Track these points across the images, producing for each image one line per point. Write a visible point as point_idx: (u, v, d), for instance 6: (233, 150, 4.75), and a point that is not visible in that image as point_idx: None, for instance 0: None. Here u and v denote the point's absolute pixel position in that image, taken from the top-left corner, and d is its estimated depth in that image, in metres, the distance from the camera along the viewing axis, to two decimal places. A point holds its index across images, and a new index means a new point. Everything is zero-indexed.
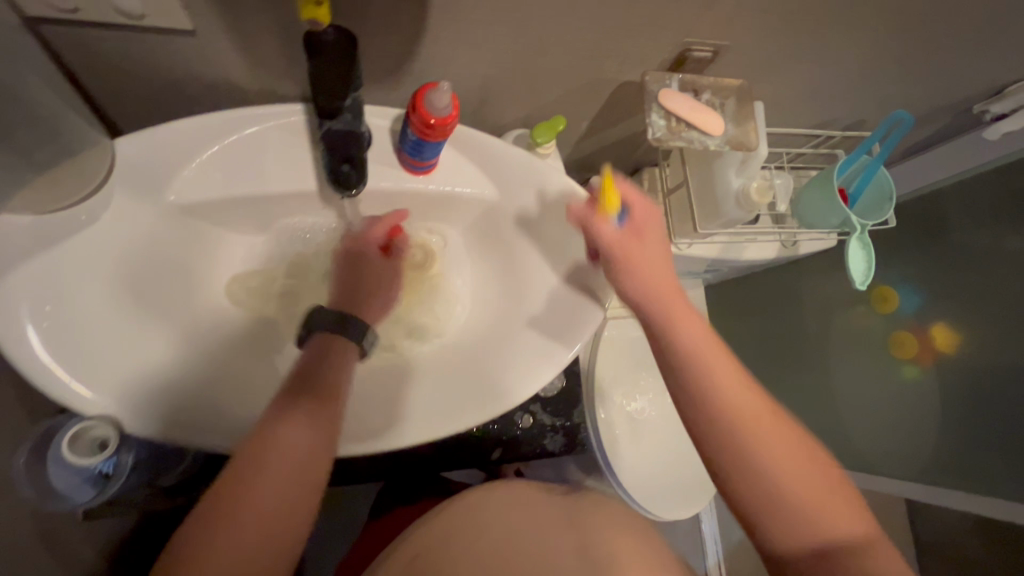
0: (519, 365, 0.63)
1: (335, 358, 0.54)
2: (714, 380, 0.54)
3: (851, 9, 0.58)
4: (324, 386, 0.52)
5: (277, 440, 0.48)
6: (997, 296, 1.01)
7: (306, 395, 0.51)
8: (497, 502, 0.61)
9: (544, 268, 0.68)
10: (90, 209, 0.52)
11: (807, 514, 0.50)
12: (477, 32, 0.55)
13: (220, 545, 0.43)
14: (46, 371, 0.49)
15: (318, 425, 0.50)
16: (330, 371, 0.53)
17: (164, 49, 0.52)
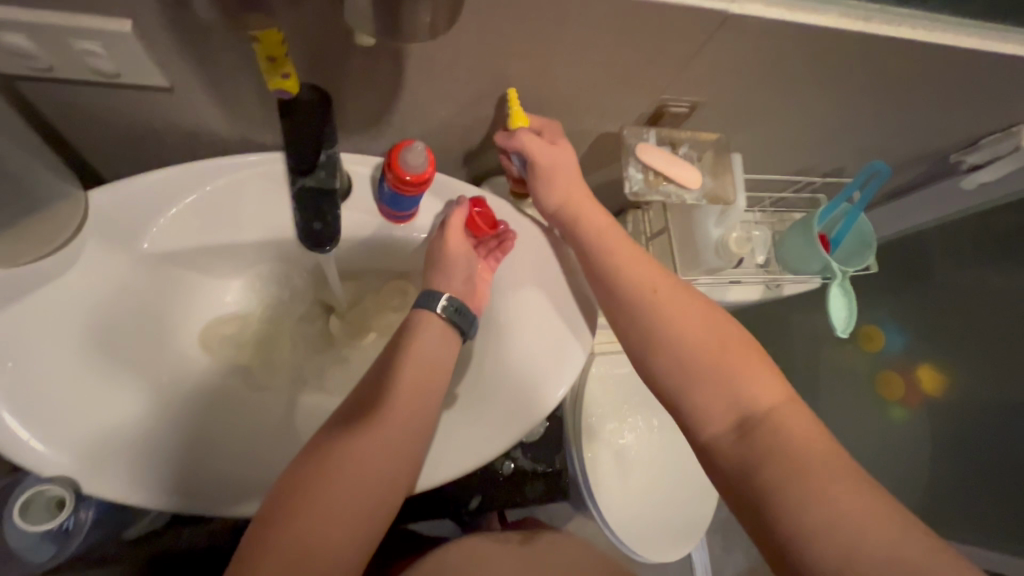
0: (517, 405, 0.58)
1: (438, 343, 0.57)
2: (711, 390, 0.54)
3: (824, 70, 0.59)
4: (428, 376, 0.55)
5: (347, 448, 0.50)
6: (983, 340, 1.01)
7: (410, 379, 0.54)
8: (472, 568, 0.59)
9: (524, 306, 0.62)
10: (63, 259, 0.52)
11: (840, 509, 0.44)
12: (455, 87, 0.56)
13: (288, 534, 0.45)
14: (7, 430, 0.48)
15: (415, 415, 0.53)
16: (431, 359, 0.56)
17: (141, 103, 0.52)
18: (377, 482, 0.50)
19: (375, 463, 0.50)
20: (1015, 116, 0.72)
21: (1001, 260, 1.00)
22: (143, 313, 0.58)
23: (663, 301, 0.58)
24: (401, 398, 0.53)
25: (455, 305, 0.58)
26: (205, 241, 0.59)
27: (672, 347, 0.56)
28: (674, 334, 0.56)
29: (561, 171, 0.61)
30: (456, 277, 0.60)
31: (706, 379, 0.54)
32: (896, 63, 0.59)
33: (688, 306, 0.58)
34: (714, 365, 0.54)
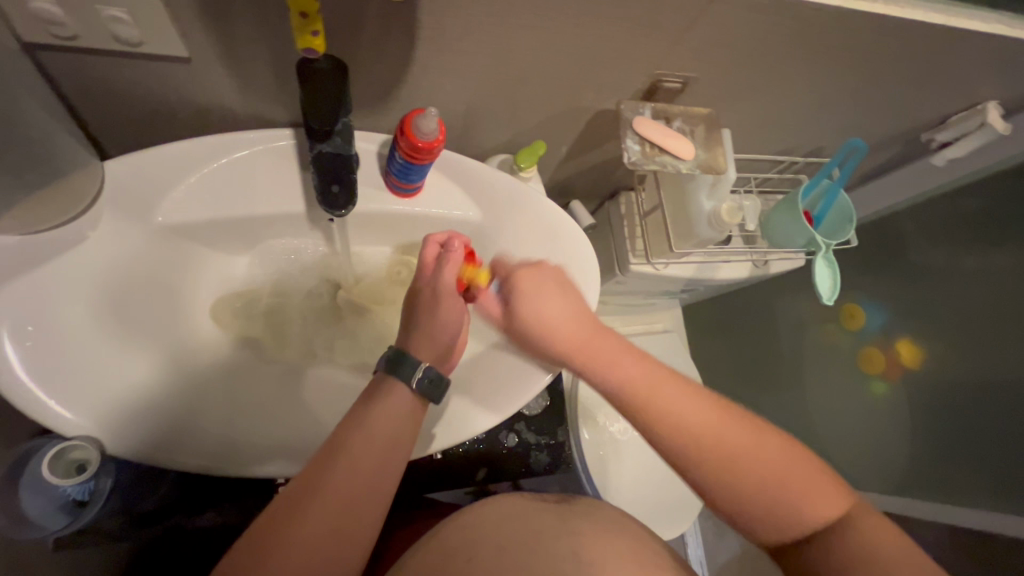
0: (504, 384, 0.64)
1: (412, 412, 0.53)
2: (739, 453, 0.49)
3: (806, 47, 0.63)
4: (399, 425, 0.51)
5: (360, 434, 0.49)
6: (957, 313, 1.07)
7: (380, 434, 0.50)
8: (495, 514, 0.57)
9: None
10: (77, 228, 0.53)
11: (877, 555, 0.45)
12: (462, 62, 0.59)
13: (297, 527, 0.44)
14: (25, 390, 0.49)
15: (387, 464, 0.49)
16: (399, 414, 0.52)
17: (158, 75, 0.54)
18: (385, 469, 0.49)
19: (382, 450, 0.49)
20: (980, 95, 0.77)
21: (971, 237, 1.06)
22: (153, 283, 0.60)
23: (645, 389, 0.52)
24: (372, 445, 0.49)
25: (429, 372, 0.54)
26: (216, 215, 0.60)
27: (666, 438, 0.50)
28: (669, 425, 0.50)
29: (529, 296, 0.58)
30: (442, 337, 0.58)
31: (721, 472, 0.49)
32: (872, 40, 0.63)
33: (672, 390, 0.52)
34: (714, 447, 0.49)
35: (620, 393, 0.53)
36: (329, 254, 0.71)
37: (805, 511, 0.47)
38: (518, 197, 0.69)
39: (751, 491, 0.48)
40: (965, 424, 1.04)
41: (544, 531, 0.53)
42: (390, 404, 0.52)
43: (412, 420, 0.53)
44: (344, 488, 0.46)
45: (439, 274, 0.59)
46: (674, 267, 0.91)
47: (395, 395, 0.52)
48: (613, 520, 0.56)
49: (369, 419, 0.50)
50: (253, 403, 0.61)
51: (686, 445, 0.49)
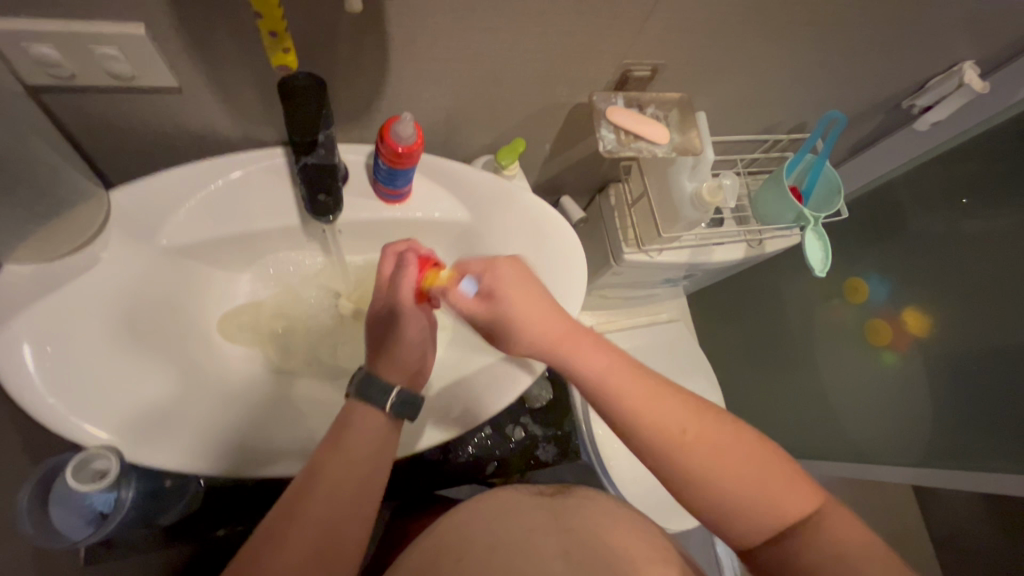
0: (497, 381, 0.65)
1: (387, 429, 0.56)
2: (712, 445, 0.51)
3: (769, 24, 0.65)
4: (374, 446, 0.54)
5: (336, 457, 0.52)
6: (961, 278, 1.06)
7: (355, 456, 0.53)
8: (498, 506, 0.58)
9: None
10: (90, 253, 0.57)
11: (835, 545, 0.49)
12: (436, 70, 0.61)
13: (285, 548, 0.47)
14: (53, 411, 0.52)
15: (364, 485, 0.53)
16: (374, 435, 0.55)
17: (152, 106, 0.58)
18: (360, 486, 0.52)
19: (357, 470, 0.52)
20: (955, 58, 0.78)
21: (969, 200, 1.05)
22: (164, 302, 0.63)
23: (620, 380, 0.53)
24: (350, 464, 0.52)
25: (401, 396, 0.56)
26: (215, 233, 0.63)
27: (642, 433, 0.52)
28: (644, 417, 0.52)
29: (513, 292, 0.53)
30: (411, 355, 0.60)
31: (694, 466, 0.51)
32: (834, 12, 0.64)
33: (646, 385, 0.53)
34: (691, 441, 0.51)
35: (596, 385, 0.54)
36: (326, 264, 0.74)
37: (774, 504, 0.50)
38: (502, 193, 0.72)
39: (725, 483, 0.50)
40: (982, 393, 1.03)
41: (541, 529, 0.54)
42: (368, 420, 0.55)
43: (387, 441, 0.56)
44: (326, 512, 0.49)
45: (395, 289, 0.58)
46: (668, 253, 0.91)
47: (371, 420, 0.55)
48: (611, 510, 0.58)
49: (346, 441, 0.53)
50: (260, 410, 0.64)
51: (660, 437, 0.51)
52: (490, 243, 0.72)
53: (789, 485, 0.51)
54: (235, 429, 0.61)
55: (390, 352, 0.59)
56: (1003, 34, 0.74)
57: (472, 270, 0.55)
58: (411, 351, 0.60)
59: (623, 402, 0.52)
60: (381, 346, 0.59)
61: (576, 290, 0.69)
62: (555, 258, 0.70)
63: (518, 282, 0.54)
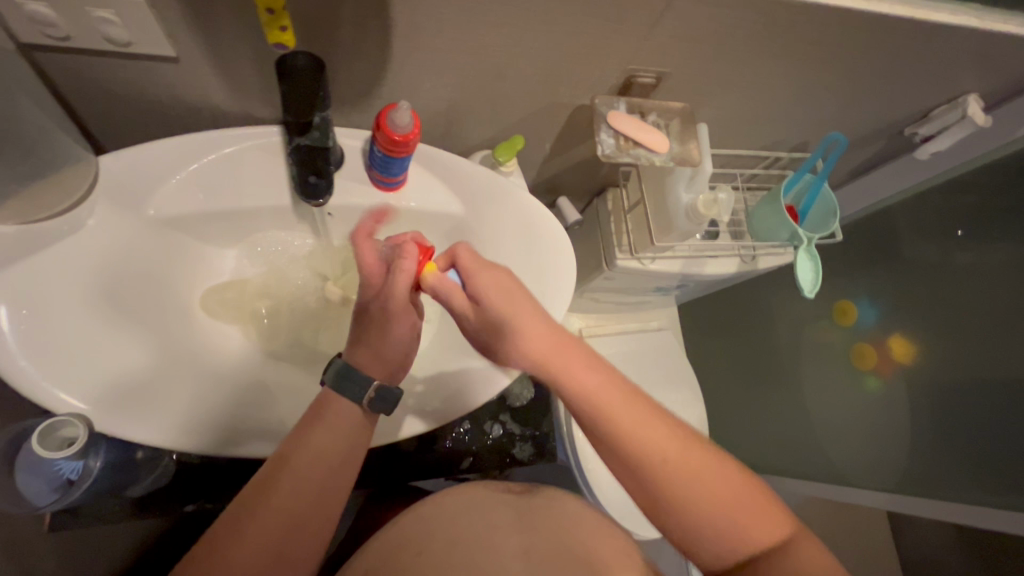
0: (476, 376, 0.65)
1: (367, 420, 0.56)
2: (692, 469, 0.52)
3: (776, 41, 0.64)
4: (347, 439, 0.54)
5: (301, 452, 0.51)
6: (951, 308, 1.06)
7: (323, 451, 0.52)
8: (465, 502, 0.57)
9: None
10: (75, 219, 0.56)
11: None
12: (438, 60, 0.61)
13: (247, 541, 0.47)
14: (24, 374, 0.52)
15: (333, 477, 0.53)
16: (344, 430, 0.54)
17: (148, 74, 0.57)
18: (326, 481, 0.52)
19: (322, 467, 0.52)
20: (959, 89, 0.78)
21: (964, 232, 1.05)
22: (147, 272, 0.63)
23: (609, 402, 0.53)
24: (317, 460, 0.52)
25: (378, 390, 0.55)
26: (204, 207, 0.63)
27: (624, 454, 0.52)
28: (623, 438, 0.53)
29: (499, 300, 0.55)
30: (394, 351, 0.58)
31: (665, 484, 0.52)
32: (842, 34, 0.64)
33: (631, 406, 0.54)
34: (671, 463, 0.52)
35: (583, 409, 0.54)
36: (316, 246, 0.73)
37: (747, 532, 0.51)
38: (498, 189, 0.71)
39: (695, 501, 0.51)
40: (959, 423, 1.04)
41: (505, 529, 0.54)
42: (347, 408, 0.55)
43: (357, 437, 0.55)
44: (290, 502, 0.50)
45: (392, 277, 0.57)
46: (660, 262, 0.92)
47: (340, 416, 0.54)
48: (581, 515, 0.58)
49: (315, 435, 0.52)
50: (236, 389, 0.63)
51: (632, 458, 0.52)
52: (482, 238, 0.72)
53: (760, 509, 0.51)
54: (210, 405, 0.60)
55: (374, 345, 0.58)
56: (1009, 68, 0.74)
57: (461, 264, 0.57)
58: (394, 345, 0.58)
59: (606, 423, 0.53)
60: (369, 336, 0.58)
61: (563, 291, 0.68)
62: (546, 257, 0.70)
63: (508, 288, 0.56)
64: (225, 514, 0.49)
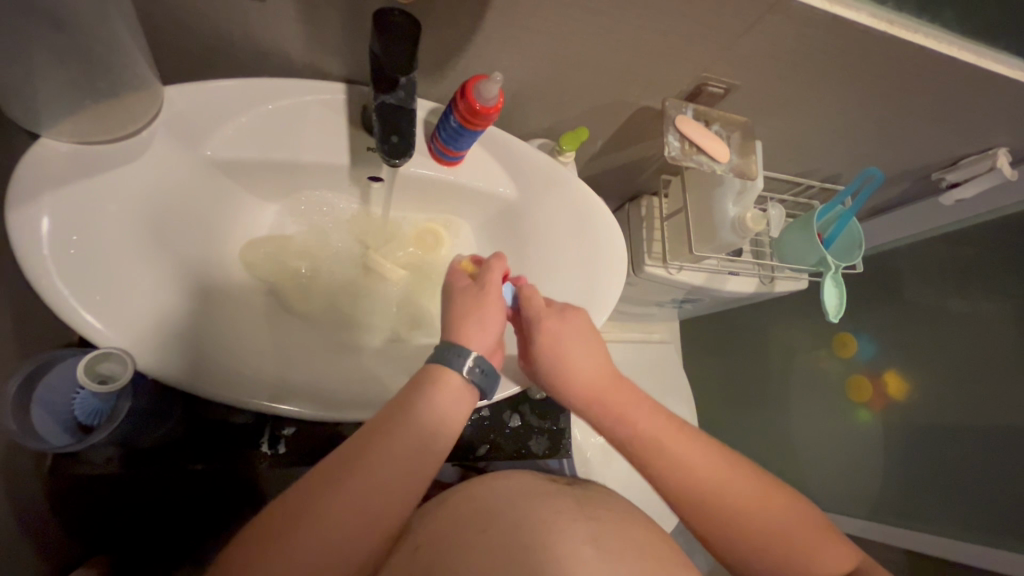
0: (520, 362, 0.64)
1: (460, 412, 0.53)
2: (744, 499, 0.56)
3: (845, 70, 0.66)
4: (430, 431, 0.51)
5: (399, 422, 0.50)
6: (942, 350, 1.10)
7: (423, 426, 0.51)
8: (505, 494, 0.57)
9: (543, 275, 0.70)
10: (135, 144, 0.54)
11: None
12: (524, 39, 0.60)
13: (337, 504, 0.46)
14: (64, 300, 0.48)
15: (414, 469, 0.50)
16: (444, 406, 0.52)
17: (229, 10, 0.54)
18: (415, 457, 0.50)
19: (415, 440, 0.50)
20: (993, 141, 0.82)
21: (963, 281, 1.09)
22: (192, 212, 0.60)
23: (668, 439, 0.58)
24: (413, 435, 0.50)
25: (481, 363, 0.54)
26: (262, 155, 0.60)
27: (682, 487, 0.56)
28: (682, 470, 0.56)
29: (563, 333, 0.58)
30: (493, 329, 0.56)
31: (717, 517, 0.56)
32: (907, 71, 0.67)
33: (686, 444, 0.58)
34: (727, 497, 0.56)
35: (634, 443, 0.58)
36: (361, 212, 0.72)
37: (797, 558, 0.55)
38: (555, 178, 0.71)
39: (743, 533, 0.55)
40: (943, 462, 1.08)
41: (555, 514, 0.54)
42: (435, 396, 0.52)
43: (451, 418, 0.52)
44: (375, 483, 0.48)
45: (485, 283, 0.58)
46: (686, 273, 0.93)
47: (444, 397, 0.52)
48: (621, 514, 0.57)
49: (415, 409, 0.51)
50: (271, 347, 0.61)
51: (688, 489, 0.56)
52: (533, 223, 0.71)
53: (802, 542, 0.56)
54: (246, 360, 0.58)
55: (473, 322, 0.55)
56: None
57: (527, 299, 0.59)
58: (495, 322, 0.56)
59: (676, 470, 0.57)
60: (467, 317, 0.56)
61: (614, 284, 0.68)
62: (600, 248, 0.70)
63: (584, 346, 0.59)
64: (319, 471, 0.48)
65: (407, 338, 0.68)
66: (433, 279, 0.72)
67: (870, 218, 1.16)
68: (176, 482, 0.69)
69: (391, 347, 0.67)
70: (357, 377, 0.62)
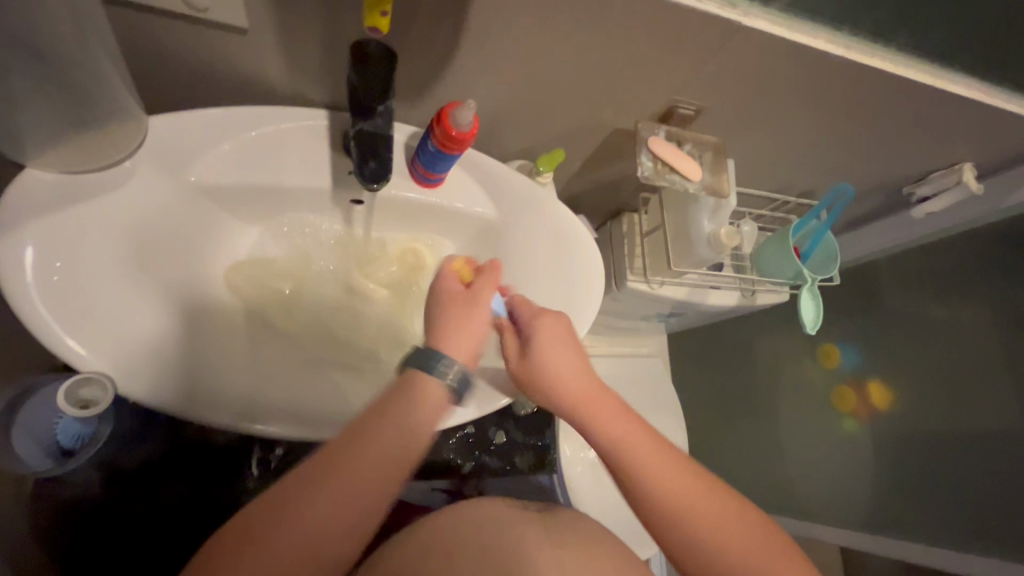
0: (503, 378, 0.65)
1: (434, 418, 0.52)
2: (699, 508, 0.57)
3: (810, 92, 0.69)
4: (409, 427, 0.51)
5: (380, 420, 0.50)
6: (925, 358, 1.11)
7: (401, 429, 0.50)
8: (477, 517, 0.60)
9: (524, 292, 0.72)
10: (121, 172, 0.56)
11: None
12: (498, 66, 0.63)
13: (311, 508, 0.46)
14: (45, 325, 0.49)
15: (389, 469, 0.49)
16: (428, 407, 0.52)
17: (212, 42, 0.57)
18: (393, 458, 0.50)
19: (392, 441, 0.50)
20: (959, 156, 0.85)
21: (942, 290, 1.10)
22: (175, 235, 0.61)
23: (645, 453, 0.59)
24: (391, 436, 0.50)
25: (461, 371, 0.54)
26: (244, 180, 0.62)
27: (660, 505, 0.57)
28: (659, 491, 0.57)
29: (547, 351, 0.59)
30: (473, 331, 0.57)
31: (677, 518, 0.57)
32: (868, 93, 0.70)
33: (660, 459, 0.59)
34: (687, 506, 0.57)
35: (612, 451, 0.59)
36: (343, 233, 0.73)
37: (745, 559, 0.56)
38: (533, 197, 0.73)
39: (702, 545, 0.56)
40: (927, 468, 1.09)
41: (522, 540, 0.56)
42: (412, 403, 0.52)
43: (421, 417, 0.51)
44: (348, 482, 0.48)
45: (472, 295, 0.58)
46: (668, 287, 0.95)
47: (419, 410, 0.51)
48: (589, 539, 0.59)
49: (394, 412, 0.51)
50: (252, 367, 0.62)
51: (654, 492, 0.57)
52: (512, 242, 0.73)
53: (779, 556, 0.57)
54: (225, 380, 0.58)
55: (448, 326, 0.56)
56: (1002, 143, 0.82)
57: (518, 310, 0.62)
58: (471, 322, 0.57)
59: (638, 475, 0.58)
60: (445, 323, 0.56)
61: (593, 300, 0.70)
62: (579, 263, 0.72)
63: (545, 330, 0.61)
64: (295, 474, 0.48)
65: (387, 357, 0.69)
66: (415, 299, 0.73)
67: (848, 231, 1.18)
68: (156, 514, 0.68)
69: (372, 366, 0.68)
70: (337, 397, 0.62)
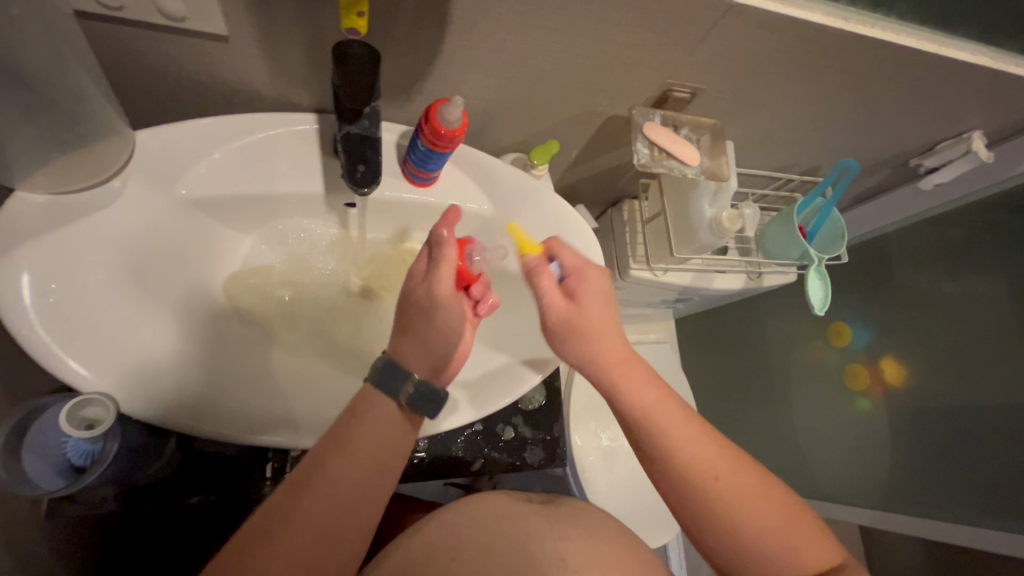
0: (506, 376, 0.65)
1: (392, 435, 0.55)
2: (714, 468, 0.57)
3: (810, 68, 0.67)
4: (372, 448, 0.53)
5: (346, 445, 0.52)
6: (936, 334, 1.09)
7: (369, 449, 0.53)
8: (484, 510, 0.60)
9: None
10: (111, 189, 0.55)
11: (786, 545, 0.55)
12: (486, 59, 0.61)
13: (290, 538, 0.48)
14: (46, 348, 0.49)
15: (361, 488, 0.52)
16: (388, 427, 0.55)
17: (193, 53, 0.56)
18: (364, 480, 0.53)
19: (361, 463, 0.52)
20: (967, 124, 0.82)
21: (957, 263, 1.08)
22: (170, 249, 0.61)
23: (663, 415, 0.59)
24: (355, 459, 0.52)
25: (417, 387, 0.55)
26: (236, 190, 0.61)
27: (678, 465, 0.57)
28: (679, 450, 0.58)
29: (592, 302, 0.60)
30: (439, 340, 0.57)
31: (694, 478, 0.57)
32: (869, 65, 0.68)
33: (681, 423, 0.59)
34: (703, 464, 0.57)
35: (636, 411, 0.60)
36: (340, 236, 0.72)
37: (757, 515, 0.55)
38: (529, 190, 0.72)
39: (716, 506, 0.56)
40: (943, 442, 1.07)
41: (529, 530, 0.56)
42: (372, 424, 0.54)
43: (389, 430, 0.55)
44: (323, 505, 0.50)
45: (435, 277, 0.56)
46: (672, 273, 0.93)
47: (381, 429, 0.54)
48: (597, 529, 0.59)
49: (356, 435, 0.52)
50: (253, 375, 0.61)
51: (670, 452, 0.58)
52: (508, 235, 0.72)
53: (809, 537, 0.55)
54: (228, 392, 0.58)
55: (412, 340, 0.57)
56: (1012, 108, 0.79)
57: (562, 257, 0.63)
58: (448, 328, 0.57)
59: (656, 429, 0.59)
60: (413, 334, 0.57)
61: None
62: None
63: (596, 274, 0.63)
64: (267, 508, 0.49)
65: None
66: None
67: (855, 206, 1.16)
68: (176, 521, 0.70)
69: None
70: (341, 402, 0.62)
